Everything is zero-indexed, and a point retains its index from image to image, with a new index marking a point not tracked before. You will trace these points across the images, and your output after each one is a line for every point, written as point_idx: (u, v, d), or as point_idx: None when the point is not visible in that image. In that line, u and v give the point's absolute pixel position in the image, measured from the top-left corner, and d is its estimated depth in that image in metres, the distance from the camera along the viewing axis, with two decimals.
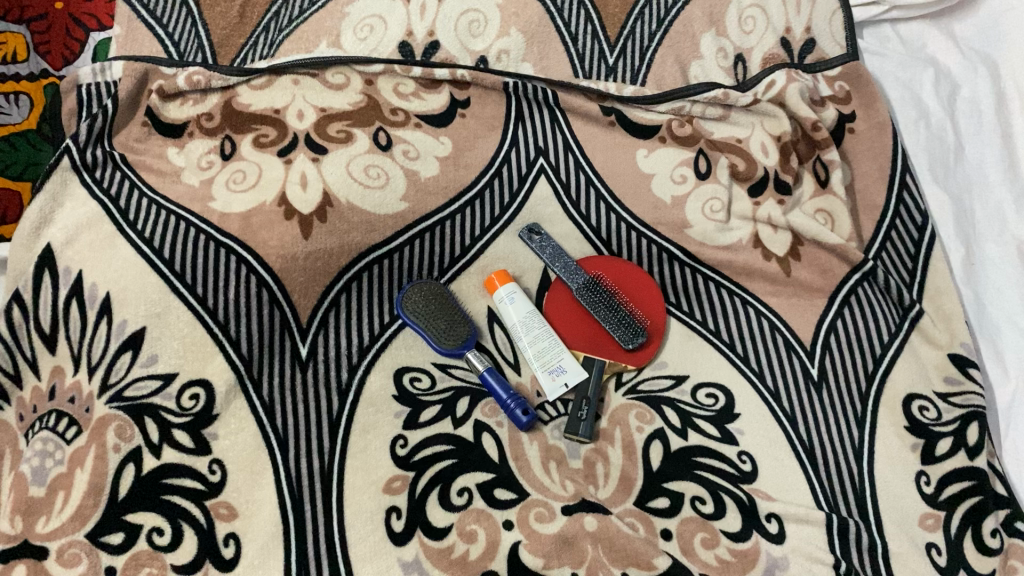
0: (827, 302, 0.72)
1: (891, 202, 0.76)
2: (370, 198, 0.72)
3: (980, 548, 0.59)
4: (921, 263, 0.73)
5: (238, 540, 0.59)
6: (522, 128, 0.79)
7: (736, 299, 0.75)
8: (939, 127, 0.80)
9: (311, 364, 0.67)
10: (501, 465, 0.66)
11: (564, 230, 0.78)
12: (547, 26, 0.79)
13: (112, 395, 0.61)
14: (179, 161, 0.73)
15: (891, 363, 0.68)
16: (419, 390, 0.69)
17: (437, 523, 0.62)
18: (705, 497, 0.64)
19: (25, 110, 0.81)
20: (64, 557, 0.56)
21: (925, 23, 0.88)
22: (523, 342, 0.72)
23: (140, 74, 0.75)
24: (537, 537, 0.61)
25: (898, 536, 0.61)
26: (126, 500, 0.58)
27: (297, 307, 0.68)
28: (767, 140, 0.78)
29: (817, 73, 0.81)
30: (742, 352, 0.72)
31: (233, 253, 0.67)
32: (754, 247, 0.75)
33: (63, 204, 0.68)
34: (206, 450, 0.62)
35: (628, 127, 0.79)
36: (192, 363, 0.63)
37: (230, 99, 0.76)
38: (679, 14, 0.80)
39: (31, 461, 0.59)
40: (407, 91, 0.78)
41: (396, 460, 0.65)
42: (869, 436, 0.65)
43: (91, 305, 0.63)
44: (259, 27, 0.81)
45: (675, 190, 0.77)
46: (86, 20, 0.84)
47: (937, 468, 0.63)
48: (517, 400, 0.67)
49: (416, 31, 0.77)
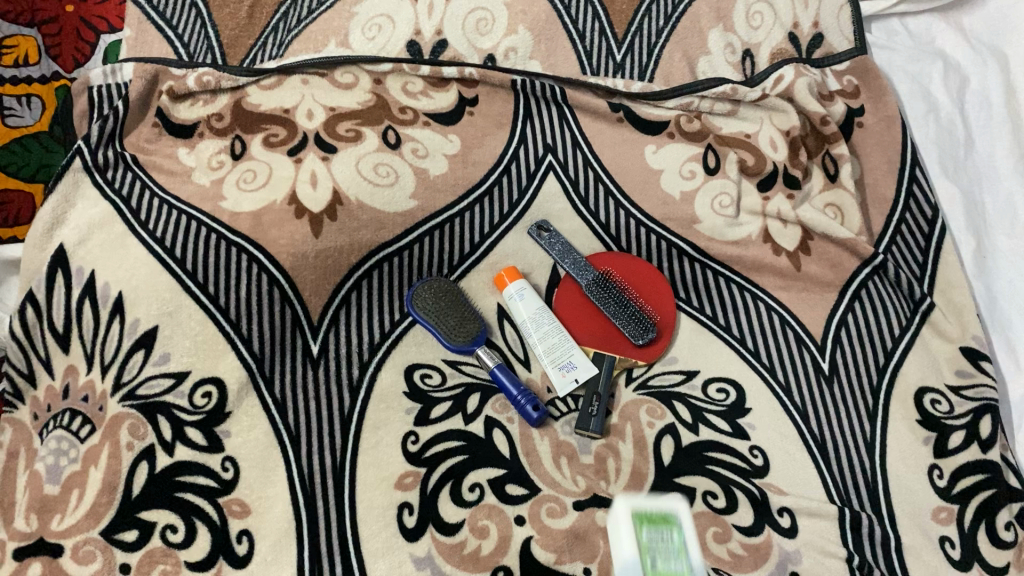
0: (838, 295, 0.72)
1: (901, 196, 0.76)
2: (380, 196, 0.72)
3: (993, 541, 0.59)
4: (932, 256, 0.72)
5: (251, 537, 0.59)
6: (531, 125, 0.79)
7: (746, 293, 0.74)
8: (949, 121, 0.80)
9: (322, 361, 0.68)
10: (512, 461, 0.66)
11: (573, 227, 0.78)
12: (554, 23, 0.79)
13: (125, 394, 0.62)
14: (189, 161, 0.73)
15: (902, 356, 0.68)
16: (430, 386, 0.69)
17: (448, 519, 0.62)
18: (717, 492, 0.64)
19: (37, 112, 0.81)
20: (79, 554, 0.57)
21: (934, 16, 0.87)
22: (534, 339, 0.72)
23: (150, 75, 0.76)
24: (549, 532, 0.61)
25: (911, 530, 0.61)
26: (140, 497, 0.59)
27: (308, 305, 0.69)
28: (776, 134, 0.78)
29: (826, 67, 0.81)
30: (753, 348, 0.72)
31: (244, 252, 0.67)
32: (763, 241, 0.75)
33: (75, 205, 0.69)
34: (218, 447, 0.62)
35: (635, 122, 0.79)
36: (204, 361, 0.64)
37: (239, 99, 0.76)
38: (687, 10, 0.81)
39: (46, 460, 0.59)
40: (416, 90, 0.78)
41: (407, 456, 0.65)
42: (880, 429, 0.65)
43: (104, 304, 0.64)
44: (268, 27, 0.82)
45: (684, 185, 0.77)
46: (96, 23, 0.86)
47: (950, 462, 0.63)
48: (527, 396, 0.67)
49: (424, 29, 0.78)
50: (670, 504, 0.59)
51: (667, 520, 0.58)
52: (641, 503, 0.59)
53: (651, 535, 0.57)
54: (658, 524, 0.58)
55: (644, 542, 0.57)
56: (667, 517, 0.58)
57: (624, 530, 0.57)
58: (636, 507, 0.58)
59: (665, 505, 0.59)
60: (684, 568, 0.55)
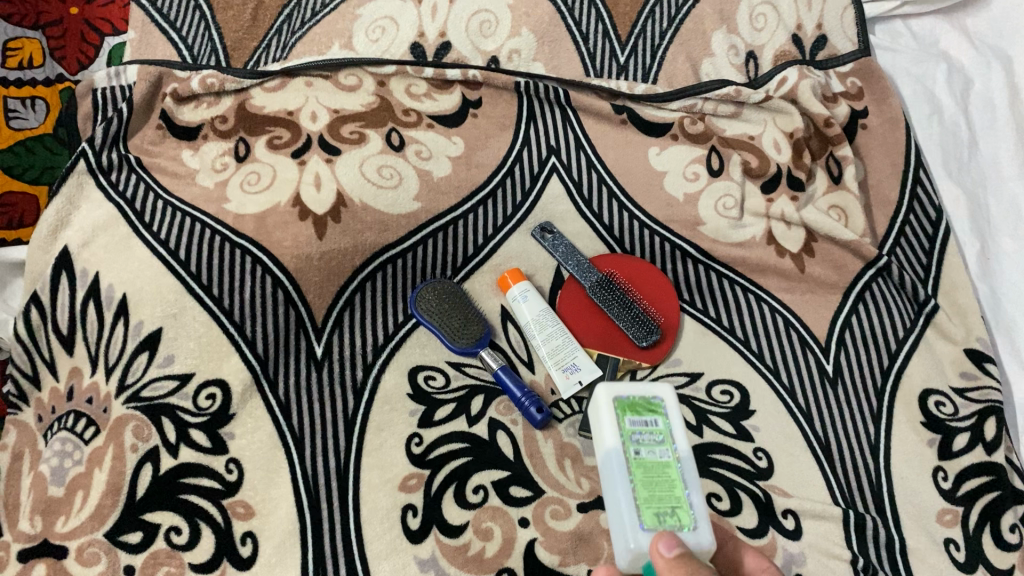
0: (842, 297, 0.72)
1: (905, 197, 0.76)
2: (383, 198, 0.72)
3: (998, 543, 0.59)
4: (936, 258, 0.73)
5: (256, 538, 0.59)
6: (535, 127, 0.79)
7: (749, 295, 0.74)
8: (953, 123, 0.80)
9: (326, 363, 0.68)
10: (516, 463, 0.66)
11: (576, 228, 0.78)
12: (557, 25, 0.80)
13: (129, 396, 0.62)
14: (193, 164, 0.73)
15: (906, 358, 0.68)
16: (434, 388, 0.69)
17: (452, 521, 0.62)
18: (722, 494, 0.63)
19: (42, 114, 0.81)
20: (84, 556, 0.57)
21: (937, 18, 0.87)
22: (538, 341, 0.72)
23: (154, 77, 0.76)
24: (553, 534, 0.61)
25: (916, 532, 0.61)
26: (144, 499, 0.59)
27: (311, 307, 0.69)
28: (779, 136, 0.78)
29: (830, 69, 0.81)
30: (757, 350, 0.72)
31: (248, 254, 0.67)
32: (767, 243, 0.75)
33: (79, 207, 0.69)
34: (223, 449, 0.62)
35: (639, 124, 0.79)
36: (209, 362, 0.64)
37: (243, 101, 0.76)
38: (690, 12, 0.81)
39: (50, 462, 0.59)
40: (419, 92, 0.78)
41: (411, 458, 0.65)
42: (885, 431, 0.65)
43: (108, 305, 0.64)
44: (272, 29, 0.82)
45: (687, 187, 0.77)
46: (101, 25, 0.86)
47: (955, 464, 0.63)
48: (531, 398, 0.67)
49: (428, 32, 0.78)
50: (653, 392, 0.55)
51: (651, 408, 0.55)
52: (623, 390, 0.55)
53: (634, 423, 0.54)
54: (642, 412, 0.54)
55: (628, 429, 0.53)
56: (649, 404, 0.55)
57: (607, 416, 0.53)
58: (619, 395, 0.54)
59: (646, 391, 0.56)
60: (668, 456, 0.53)
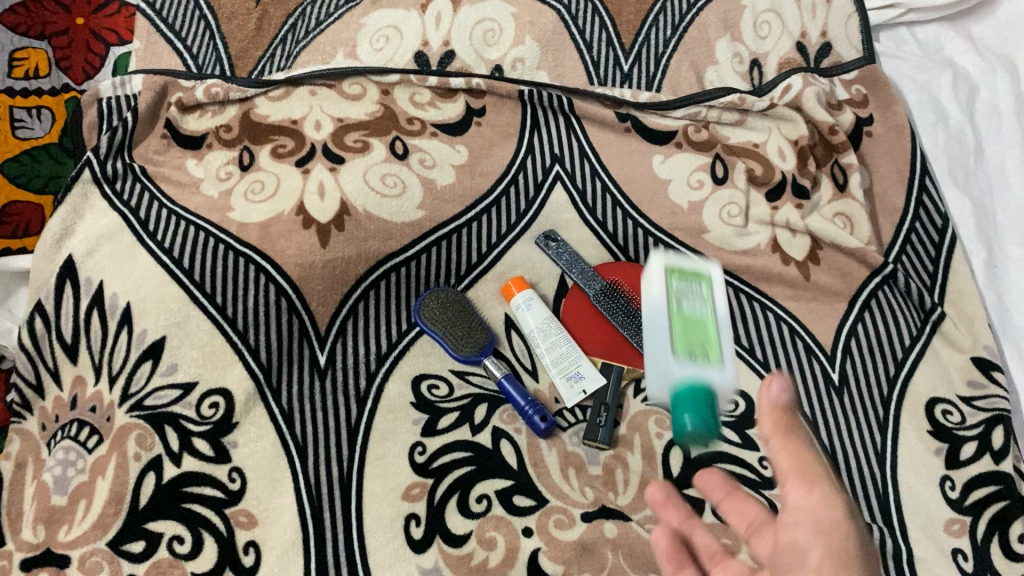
0: (848, 305, 0.71)
1: (911, 205, 0.75)
2: (388, 207, 0.72)
3: (1006, 553, 0.59)
4: (942, 264, 0.72)
5: (258, 547, 0.59)
6: (538, 136, 0.79)
7: (754, 303, 0.73)
8: (958, 130, 0.80)
9: (330, 371, 0.68)
10: (520, 472, 0.65)
11: (581, 237, 0.78)
12: (561, 34, 0.80)
13: (132, 405, 0.62)
14: (198, 172, 0.73)
15: (913, 366, 0.68)
16: (438, 397, 0.69)
17: (456, 531, 0.61)
18: None
19: (47, 123, 0.82)
20: (87, 564, 0.57)
21: (943, 25, 0.87)
22: (542, 349, 0.72)
23: (160, 86, 0.76)
24: (557, 544, 0.61)
25: (923, 543, 0.60)
26: (147, 508, 0.59)
27: (315, 315, 0.69)
28: (784, 144, 0.78)
29: (835, 76, 0.81)
30: (762, 359, 0.71)
31: (252, 262, 0.67)
32: (772, 251, 0.75)
33: (84, 216, 0.69)
34: (226, 458, 0.62)
35: (643, 132, 0.79)
36: (212, 371, 0.64)
37: (248, 111, 0.76)
38: (694, 20, 0.81)
39: (53, 470, 0.60)
40: (423, 101, 0.78)
41: (414, 467, 0.65)
42: (891, 440, 0.65)
43: (112, 314, 0.64)
44: (276, 39, 0.82)
45: (692, 195, 0.77)
46: (106, 35, 0.86)
47: (961, 473, 0.62)
48: (535, 406, 0.67)
49: (432, 41, 0.79)
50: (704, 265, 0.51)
51: (698, 277, 0.50)
52: (675, 259, 0.50)
53: (681, 284, 0.49)
54: (690, 278, 0.50)
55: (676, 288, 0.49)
56: (696, 273, 0.50)
57: (656, 275, 0.49)
58: (672, 262, 0.50)
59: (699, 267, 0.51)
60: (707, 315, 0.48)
